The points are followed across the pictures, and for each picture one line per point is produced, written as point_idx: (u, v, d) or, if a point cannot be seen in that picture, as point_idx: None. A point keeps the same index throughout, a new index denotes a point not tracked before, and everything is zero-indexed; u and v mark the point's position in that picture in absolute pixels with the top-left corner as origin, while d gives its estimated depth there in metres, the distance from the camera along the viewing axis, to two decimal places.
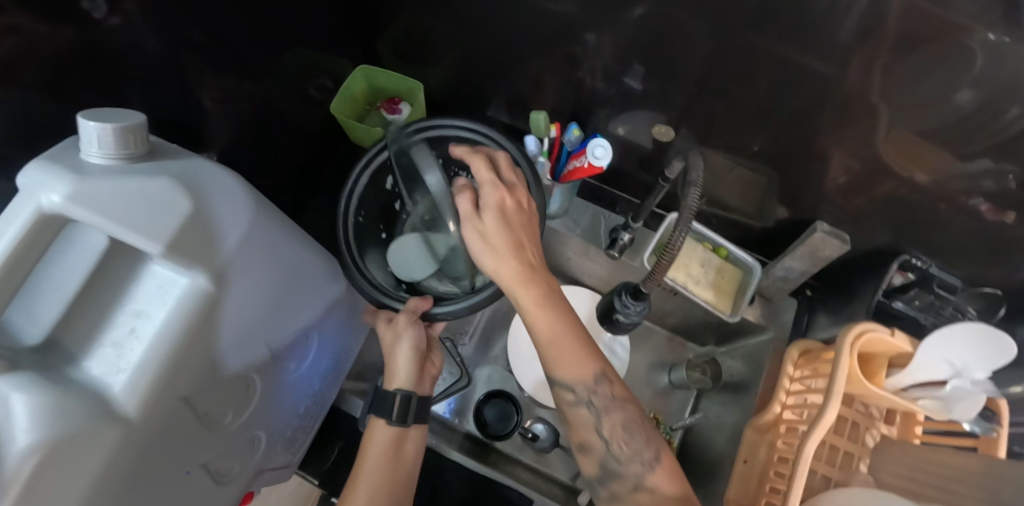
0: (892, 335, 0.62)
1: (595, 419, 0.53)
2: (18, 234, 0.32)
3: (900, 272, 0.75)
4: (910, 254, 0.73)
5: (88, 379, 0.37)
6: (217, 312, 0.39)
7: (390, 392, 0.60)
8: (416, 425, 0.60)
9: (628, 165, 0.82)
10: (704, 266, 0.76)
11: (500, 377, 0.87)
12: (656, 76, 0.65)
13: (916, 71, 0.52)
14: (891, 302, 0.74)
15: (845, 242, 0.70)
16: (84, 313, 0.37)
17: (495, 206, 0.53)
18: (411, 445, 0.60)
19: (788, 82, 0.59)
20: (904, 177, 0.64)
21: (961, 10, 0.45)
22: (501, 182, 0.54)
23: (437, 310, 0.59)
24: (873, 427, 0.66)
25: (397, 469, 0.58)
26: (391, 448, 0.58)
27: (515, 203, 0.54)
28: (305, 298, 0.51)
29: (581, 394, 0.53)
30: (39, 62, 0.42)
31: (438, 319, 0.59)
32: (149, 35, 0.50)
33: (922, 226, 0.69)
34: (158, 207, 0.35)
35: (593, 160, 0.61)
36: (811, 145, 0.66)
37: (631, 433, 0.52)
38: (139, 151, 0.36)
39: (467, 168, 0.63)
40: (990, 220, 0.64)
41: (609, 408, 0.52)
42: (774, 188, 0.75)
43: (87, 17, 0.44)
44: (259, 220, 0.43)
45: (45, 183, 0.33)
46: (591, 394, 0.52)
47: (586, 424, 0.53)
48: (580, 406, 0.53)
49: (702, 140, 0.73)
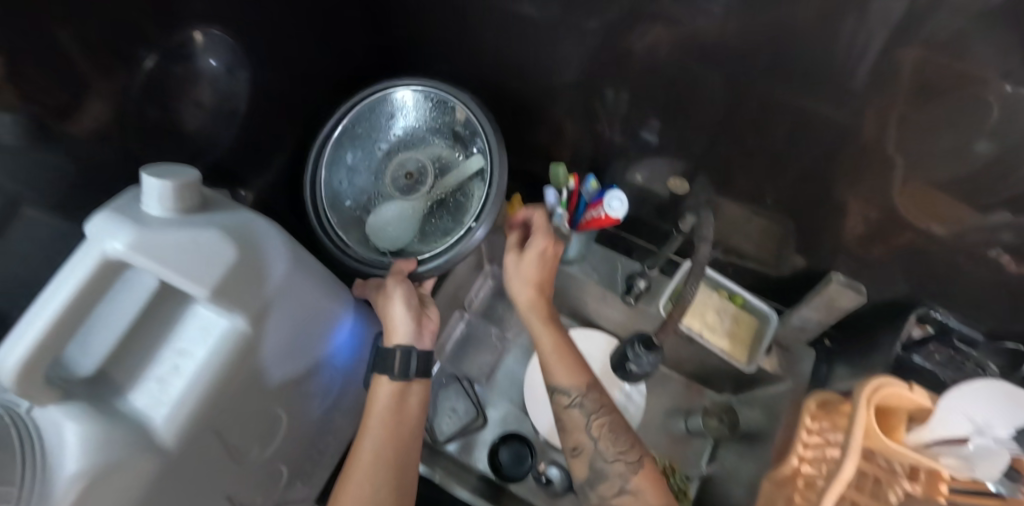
0: (911, 389, 0.60)
1: (585, 420, 0.60)
2: (83, 278, 0.35)
3: (918, 325, 0.74)
4: (929, 307, 0.73)
5: (133, 410, 0.40)
6: (251, 351, 0.42)
7: (390, 350, 0.59)
8: (419, 380, 0.60)
9: (645, 213, 0.85)
10: (720, 314, 0.77)
11: (516, 419, 0.87)
12: (672, 128, 0.69)
13: (932, 123, 0.52)
14: (911, 355, 0.72)
15: (861, 294, 0.70)
16: (134, 348, 0.41)
17: (539, 250, 0.65)
18: (414, 400, 0.59)
19: (801, 133, 0.61)
20: (921, 229, 0.65)
21: (980, 59, 0.45)
22: (550, 234, 0.66)
23: (421, 269, 0.62)
24: (896, 485, 0.62)
25: (400, 425, 0.57)
26: (394, 406, 0.57)
27: (554, 254, 0.65)
28: (332, 337, 0.54)
29: (575, 397, 0.61)
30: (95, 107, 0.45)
31: (424, 277, 0.63)
32: (190, 79, 0.53)
33: (942, 278, 0.69)
34: (206, 256, 0.38)
35: (610, 212, 0.65)
36: (825, 195, 0.68)
37: (618, 435, 0.59)
38: (193, 205, 0.40)
39: (426, 135, 0.72)
40: (1013, 273, 0.63)
41: (600, 410, 0.60)
42: (789, 237, 0.77)
43: (135, 63, 0.47)
44: (295, 265, 0.46)
45: (108, 233, 0.36)
46: (583, 399, 0.61)
47: (578, 425, 0.60)
48: (576, 411, 0.60)
49: (718, 190, 0.75)
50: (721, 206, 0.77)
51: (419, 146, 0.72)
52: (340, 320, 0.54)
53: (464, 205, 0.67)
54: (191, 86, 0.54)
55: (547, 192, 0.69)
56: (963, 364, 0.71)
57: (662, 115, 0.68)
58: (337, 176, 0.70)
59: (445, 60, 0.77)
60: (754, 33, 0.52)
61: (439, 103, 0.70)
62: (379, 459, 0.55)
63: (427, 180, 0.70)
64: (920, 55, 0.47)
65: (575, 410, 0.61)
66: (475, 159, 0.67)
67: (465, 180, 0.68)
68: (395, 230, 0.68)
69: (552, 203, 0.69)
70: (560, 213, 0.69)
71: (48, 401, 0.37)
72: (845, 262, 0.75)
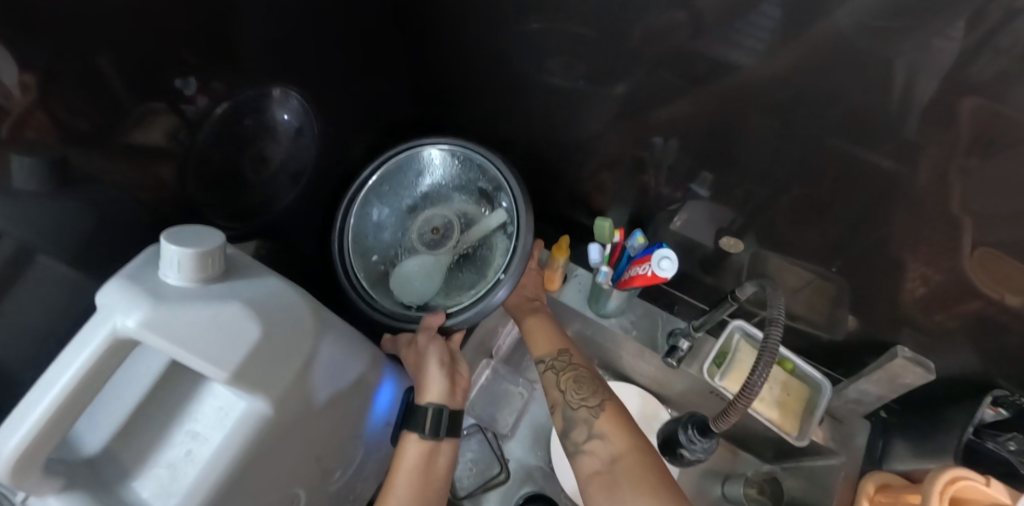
0: (989, 486, 0.56)
1: (553, 374, 0.62)
2: (89, 358, 0.32)
3: (992, 407, 0.65)
4: (1002, 387, 0.66)
5: (137, 501, 0.35)
6: (269, 435, 0.38)
7: (421, 406, 0.54)
8: (449, 439, 0.55)
9: (688, 265, 0.80)
10: (769, 381, 0.72)
11: (541, 476, 0.82)
12: (724, 182, 0.65)
13: (1013, 188, 0.48)
14: None
15: (931, 372, 0.64)
16: (141, 429, 0.36)
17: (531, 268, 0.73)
18: (444, 460, 0.55)
19: (867, 195, 0.56)
20: (994, 299, 0.58)
21: None
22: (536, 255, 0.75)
23: (450, 322, 0.59)
24: None
25: (427, 483, 0.53)
26: (423, 464, 0.53)
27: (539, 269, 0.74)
28: (357, 406, 0.49)
29: (548, 359, 0.64)
30: (124, 145, 0.42)
31: (454, 330, 0.59)
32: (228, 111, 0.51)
33: (1020, 358, 0.63)
34: (226, 334, 0.35)
35: (657, 271, 0.60)
36: (889, 261, 0.62)
37: (581, 384, 0.60)
38: (215, 273, 0.36)
39: (454, 189, 0.70)
40: None
41: (570, 366, 0.63)
42: (845, 301, 0.71)
43: (178, 96, 0.45)
44: (321, 335, 0.42)
45: (121, 307, 0.32)
46: (555, 360, 0.64)
47: (550, 382, 0.62)
48: (550, 372, 0.63)
49: (768, 247, 0.70)
50: (772, 266, 0.72)
51: (443, 202, 0.69)
52: (366, 386, 0.50)
53: (490, 259, 0.64)
54: (229, 119, 0.51)
55: (590, 247, 0.68)
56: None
57: (714, 170, 0.64)
58: (363, 230, 0.68)
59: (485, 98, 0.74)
60: (823, 81, 0.49)
61: (464, 160, 0.69)
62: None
63: (451, 234, 0.67)
64: (985, 104, 0.43)
65: (548, 371, 0.63)
66: (500, 212, 0.65)
67: (491, 233, 0.65)
68: (422, 286, 0.65)
69: (596, 258, 0.68)
70: (605, 269, 0.67)
71: (45, 492, 0.33)
72: (908, 331, 0.69)
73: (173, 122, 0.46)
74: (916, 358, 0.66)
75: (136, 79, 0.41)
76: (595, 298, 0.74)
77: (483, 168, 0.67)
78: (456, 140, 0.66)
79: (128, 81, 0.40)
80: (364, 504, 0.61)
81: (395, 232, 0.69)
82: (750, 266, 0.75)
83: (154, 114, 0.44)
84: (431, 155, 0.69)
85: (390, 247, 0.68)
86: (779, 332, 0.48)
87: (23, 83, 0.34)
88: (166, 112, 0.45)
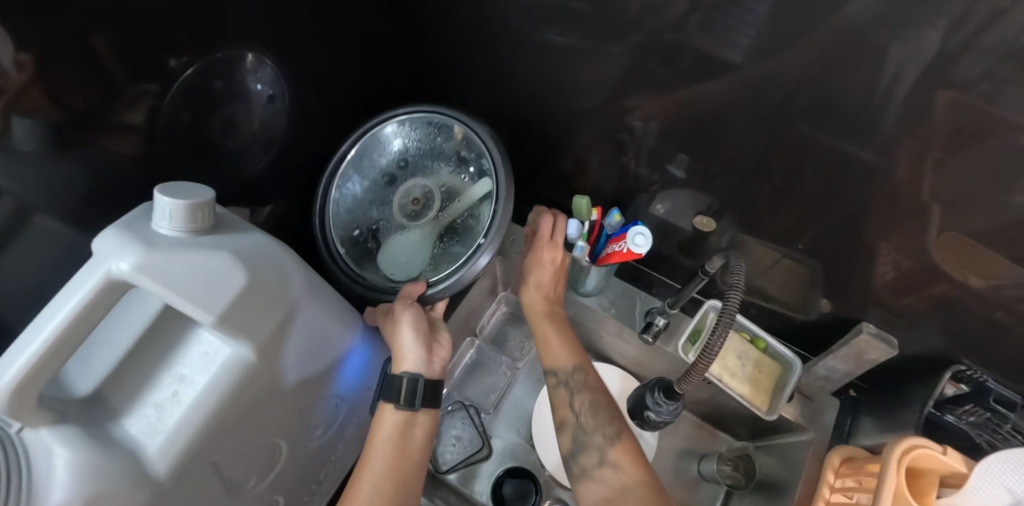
0: (945, 454, 0.57)
1: (569, 395, 0.63)
2: (84, 298, 0.33)
3: (952, 383, 0.69)
4: (963, 364, 0.69)
5: (126, 438, 0.37)
6: (253, 380, 0.40)
7: (397, 376, 0.57)
8: (426, 410, 0.57)
9: (668, 248, 0.83)
10: (741, 358, 0.74)
11: (522, 452, 0.84)
12: (700, 165, 0.67)
13: (969, 171, 0.50)
14: (941, 414, 0.69)
15: (894, 347, 0.67)
16: (131, 371, 0.38)
17: (548, 261, 0.69)
18: (421, 432, 0.56)
19: (834, 177, 0.59)
20: (957, 280, 0.61)
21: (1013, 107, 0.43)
22: (553, 241, 0.68)
23: (432, 291, 0.61)
24: None
25: (403, 456, 0.54)
26: (400, 434, 0.55)
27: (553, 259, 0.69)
28: (339, 365, 0.51)
29: (562, 377, 0.64)
30: (117, 118, 0.45)
31: (437, 299, 0.61)
32: (215, 87, 0.53)
33: (979, 337, 0.66)
34: (214, 281, 0.37)
35: (632, 247, 0.63)
36: (856, 242, 0.65)
37: (596, 410, 0.61)
38: (205, 225, 0.39)
39: (433, 159, 0.72)
40: None
41: (583, 389, 0.63)
42: (817, 283, 0.74)
43: (170, 72, 0.48)
44: (304, 291, 0.45)
45: (115, 251, 0.34)
46: (569, 377, 0.64)
47: (562, 400, 0.63)
48: (562, 390, 0.63)
49: (743, 229, 0.73)
50: (747, 247, 0.75)
51: (424, 172, 0.72)
52: (349, 347, 0.52)
53: (472, 227, 0.66)
54: (216, 92, 0.53)
55: (568, 223, 0.69)
56: (1000, 429, 0.66)
57: (690, 151, 0.66)
58: (348, 208, 0.71)
59: (473, 82, 0.77)
60: (790, 66, 0.51)
61: (438, 128, 0.70)
62: (376, 488, 0.52)
63: (433, 205, 0.70)
64: (956, 95, 0.45)
65: (559, 388, 0.64)
66: (479, 181, 0.66)
67: (473, 202, 0.67)
68: (408, 258, 0.68)
69: (574, 234, 0.69)
70: (582, 245, 0.70)
71: (39, 424, 0.34)
72: (874, 310, 0.72)
73: (162, 96, 0.48)
74: (880, 335, 0.69)
75: (132, 61, 0.44)
76: (576, 277, 0.76)
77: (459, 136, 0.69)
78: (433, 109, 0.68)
79: (124, 62, 0.43)
80: (345, 468, 0.64)
81: (379, 204, 0.71)
82: (726, 247, 0.77)
83: (147, 94, 0.46)
84: (405, 124, 0.70)
85: (375, 221, 0.71)
86: (737, 296, 0.51)
87: (19, 61, 0.36)
88: (159, 94, 0.48)
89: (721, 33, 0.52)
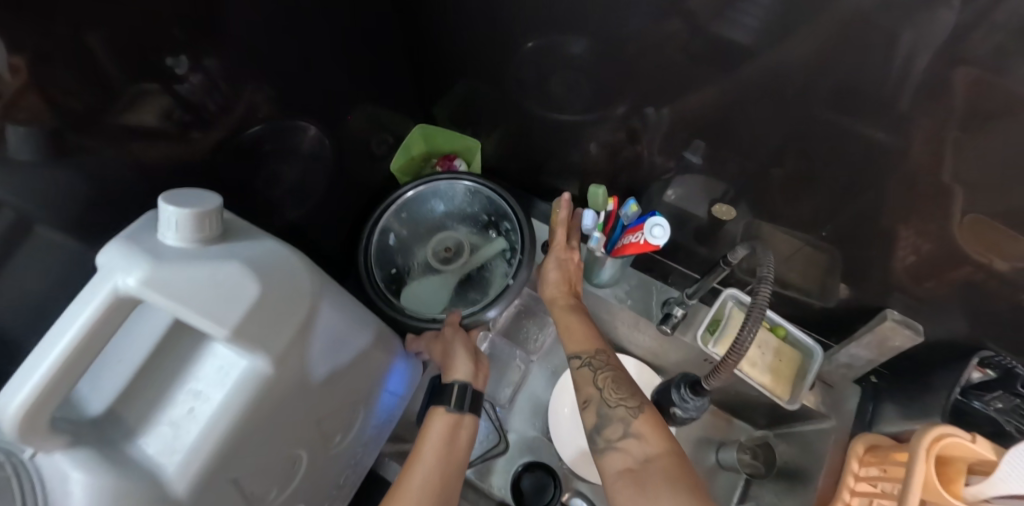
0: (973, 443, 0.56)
1: (592, 372, 0.60)
2: (91, 316, 0.32)
3: (978, 368, 0.68)
4: (989, 350, 0.67)
5: (142, 458, 0.36)
6: (271, 392, 0.39)
7: (446, 385, 0.59)
8: (471, 413, 0.58)
9: (683, 237, 0.81)
10: (762, 348, 0.73)
11: (539, 445, 0.83)
12: (716, 150, 0.65)
13: (1000, 156, 0.47)
14: (968, 401, 0.67)
15: (918, 334, 0.65)
16: (143, 389, 0.37)
17: (565, 266, 0.69)
18: (465, 434, 0.57)
19: (858, 162, 0.56)
20: (983, 265, 0.58)
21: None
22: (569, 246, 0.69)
23: (468, 320, 0.64)
24: None
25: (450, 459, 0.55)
26: (446, 439, 0.56)
27: (577, 265, 0.70)
28: (357, 371, 0.50)
29: (584, 357, 0.61)
30: (114, 125, 0.42)
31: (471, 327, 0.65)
32: (219, 87, 0.51)
33: (1006, 324, 0.64)
34: (226, 294, 0.35)
35: (650, 239, 0.61)
36: (879, 227, 0.63)
37: (619, 384, 0.58)
38: (212, 233, 0.37)
39: (461, 221, 0.76)
40: None
41: (607, 366, 0.60)
42: (837, 270, 0.72)
43: (169, 74, 0.45)
44: (320, 299, 0.43)
45: (122, 267, 0.33)
46: (591, 356, 0.61)
47: (586, 379, 0.60)
48: (585, 369, 0.61)
49: (762, 217, 0.70)
50: (766, 234, 0.73)
51: (450, 227, 0.76)
52: (366, 354, 0.50)
53: (493, 280, 0.71)
54: (220, 92, 0.51)
55: (584, 214, 0.68)
56: None
57: (707, 137, 0.64)
58: (382, 244, 0.71)
59: (477, 71, 0.75)
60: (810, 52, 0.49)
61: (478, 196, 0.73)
62: (424, 484, 0.52)
63: (460, 255, 0.74)
64: (979, 74, 0.43)
65: (582, 368, 0.61)
66: (505, 241, 0.72)
67: (493, 257, 0.72)
68: (432, 299, 0.71)
69: (589, 225, 0.68)
70: (597, 235, 0.68)
71: (53, 448, 0.33)
72: (896, 294, 0.70)
73: (167, 98, 0.46)
74: (904, 321, 0.67)
75: (128, 60, 0.41)
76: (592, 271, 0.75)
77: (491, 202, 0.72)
78: (474, 178, 0.70)
79: (121, 60, 0.41)
80: (365, 470, 0.62)
81: (403, 252, 0.74)
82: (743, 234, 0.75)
83: (148, 94, 0.44)
84: (451, 189, 0.73)
85: (400, 265, 0.73)
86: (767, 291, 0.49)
87: (15, 67, 0.34)
88: (160, 93, 0.45)
89: (736, 15, 0.49)
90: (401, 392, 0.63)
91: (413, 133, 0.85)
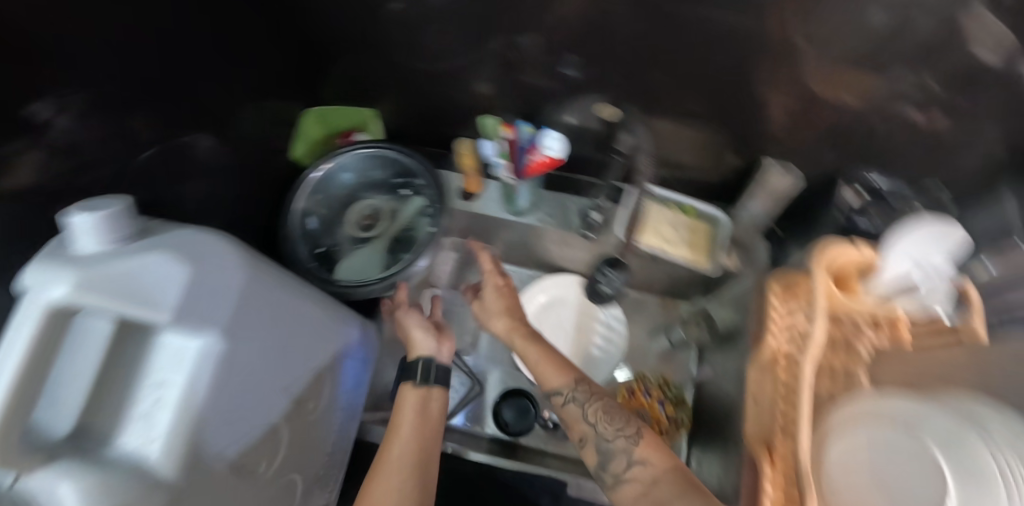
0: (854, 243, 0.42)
1: (580, 408, 0.57)
2: (32, 335, 0.33)
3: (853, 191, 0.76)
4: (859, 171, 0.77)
5: (124, 453, 0.38)
6: (225, 365, 0.41)
7: (413, 361, 0.60)
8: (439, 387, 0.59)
9: (588, 150, 0.87)
10: (676, 228, 0.81)
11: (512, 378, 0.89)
12: (592, 62, 0.70)
13: None
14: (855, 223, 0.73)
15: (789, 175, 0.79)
16: (107, 396, 0.39)
17: (493, 288, 0.74)
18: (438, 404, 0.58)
19: (713, 37, 0.63)
20: (834, 100, 0.67)
21: None
22: (499, 271, 0.76)
23: (402, 269, 0.69)
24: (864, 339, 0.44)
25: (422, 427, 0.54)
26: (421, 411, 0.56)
27: (506, 283, 0.74)
28: (311, 339, 0.53)
29: (568, 393, 0.59)
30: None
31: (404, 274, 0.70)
32: (93, 121, 0.48)
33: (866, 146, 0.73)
34: (159, 280, 0.37)
35: (548, 153, 0.67)
36: (750, 94, 0.70)
37: (613, 416, 0.56)
38: (133, 233, 0.38)
39: (371, 189, 0.78)
40: (921, 123, 0.66)
41: (592, 398, 0.58)
42: (723, 141, 0.80)
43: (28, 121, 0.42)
44: (256, 274, 0.45)
45: (52, 280, 0.34)
46: (574, 390, 0.59)
47: (574, 417, 0.57)
48: (570, 406, 0.58)
49: (648, 112, 0.77)
50: (656, 127, 0.80)
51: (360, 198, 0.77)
52: (317, 320, 0.54)
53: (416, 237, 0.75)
54: (95, 127, 0.49)
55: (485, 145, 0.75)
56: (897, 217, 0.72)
57: (582, 51, 0.69)
58: (301, 229, 0.72)
59: (350, 38, 0.75)
60: None
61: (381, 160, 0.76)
62: (403, 454, 0.51)
63: (380, 223, 0.77)
64: None
65: (568, 405, 0.59)
66: (418, 199, 0.75)
67: (412, 217, 0.76)
68: (364, 267, 0.74)
69: (491, 154, 0.74)
70: (502, 163, 0.73)
71: (32, 469, 0.34)
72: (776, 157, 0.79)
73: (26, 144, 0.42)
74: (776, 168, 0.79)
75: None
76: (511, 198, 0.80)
77: (395, 162, 0.75)
78: (373, 142, 0.73)
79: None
80: (352, 438, 0.66)
81: (325, 232, 0.75)
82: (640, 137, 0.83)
83: (21, 153, 0.42)
84: (348, 158, 0.74)
85: (325, 243, 0.74)
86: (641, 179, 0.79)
87: None
88: (30, 147, 0.42)
89: None
90: (366, 356, 0.67)
91: (303, 119, 0.84)
